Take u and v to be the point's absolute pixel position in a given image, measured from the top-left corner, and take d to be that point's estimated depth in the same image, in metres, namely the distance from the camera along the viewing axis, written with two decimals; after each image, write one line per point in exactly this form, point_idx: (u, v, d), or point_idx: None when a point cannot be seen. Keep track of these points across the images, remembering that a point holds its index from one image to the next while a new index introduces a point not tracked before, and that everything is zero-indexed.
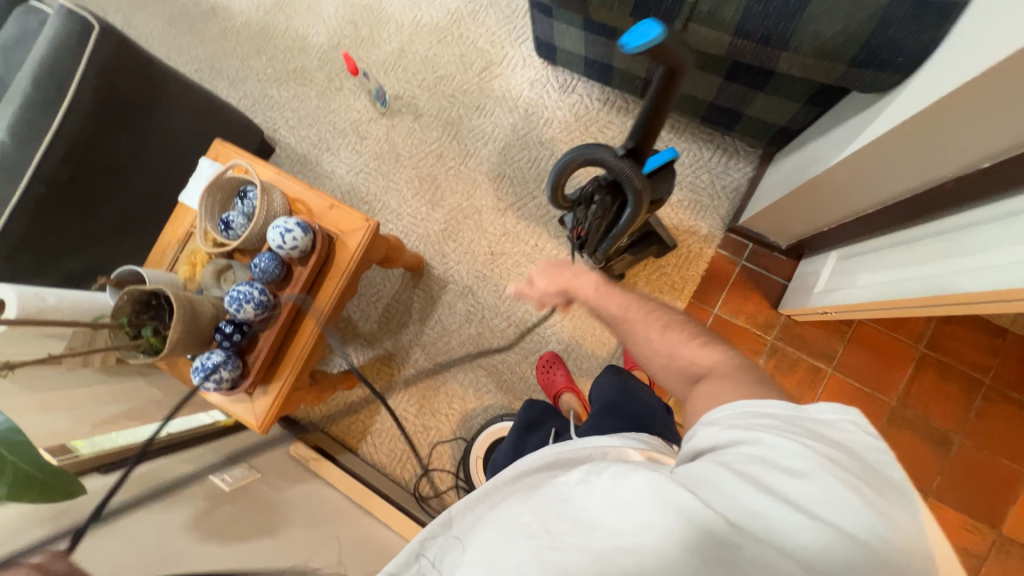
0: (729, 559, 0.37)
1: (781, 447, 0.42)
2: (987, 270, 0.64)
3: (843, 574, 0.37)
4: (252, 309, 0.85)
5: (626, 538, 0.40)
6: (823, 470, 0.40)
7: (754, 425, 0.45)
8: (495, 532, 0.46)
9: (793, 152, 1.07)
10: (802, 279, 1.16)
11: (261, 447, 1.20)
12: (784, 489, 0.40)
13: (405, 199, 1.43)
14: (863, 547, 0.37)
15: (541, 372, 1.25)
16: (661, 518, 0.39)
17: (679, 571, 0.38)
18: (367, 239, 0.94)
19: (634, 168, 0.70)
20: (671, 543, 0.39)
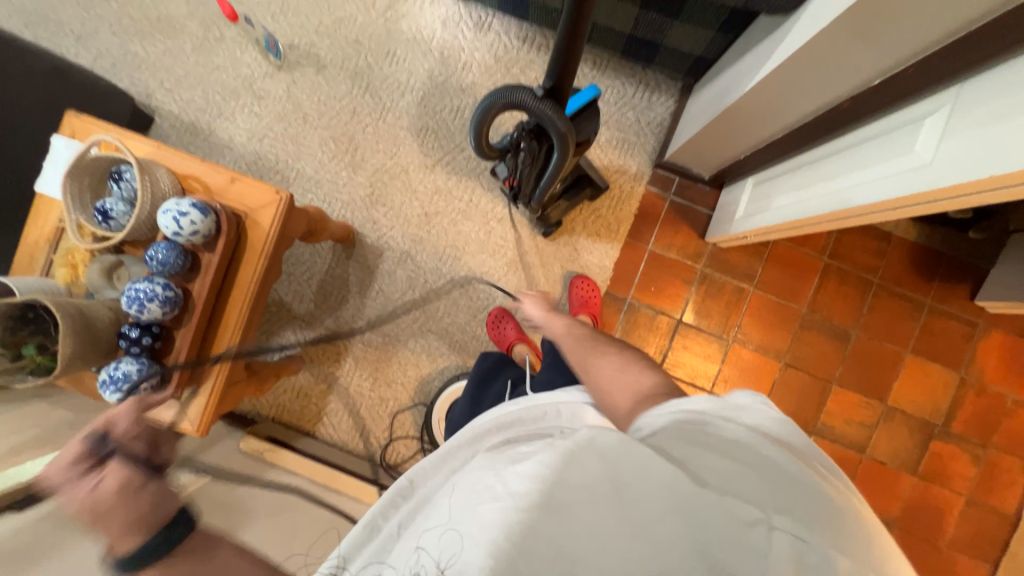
0: (680, 497, 0.41)
1: (716, 422, 0.49)
2: (871, 182, 0.70)
3: (784, 506, 0.42)
4: (158, 307, 0.76)
5: (591, 487, 0.42)
6: (750, 436, 0.47)
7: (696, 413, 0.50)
8: (465, 497, 0.46)
9: (709, 82, 1.08)
10: (724, 208, 1.22)
11: (206, 448, 1.13)
12: (721, 453, 0.46)
13: (321, 164, 1.30)
14: (799, 494, 0.43)
15: (492, 328, 1.26)
16: (624, 470, 0.43)
17: (640, 514, 0.41)
18: (281, 214, 0.85)
19: (555, 109, 0.65)
20: (633, 491, 0.42)
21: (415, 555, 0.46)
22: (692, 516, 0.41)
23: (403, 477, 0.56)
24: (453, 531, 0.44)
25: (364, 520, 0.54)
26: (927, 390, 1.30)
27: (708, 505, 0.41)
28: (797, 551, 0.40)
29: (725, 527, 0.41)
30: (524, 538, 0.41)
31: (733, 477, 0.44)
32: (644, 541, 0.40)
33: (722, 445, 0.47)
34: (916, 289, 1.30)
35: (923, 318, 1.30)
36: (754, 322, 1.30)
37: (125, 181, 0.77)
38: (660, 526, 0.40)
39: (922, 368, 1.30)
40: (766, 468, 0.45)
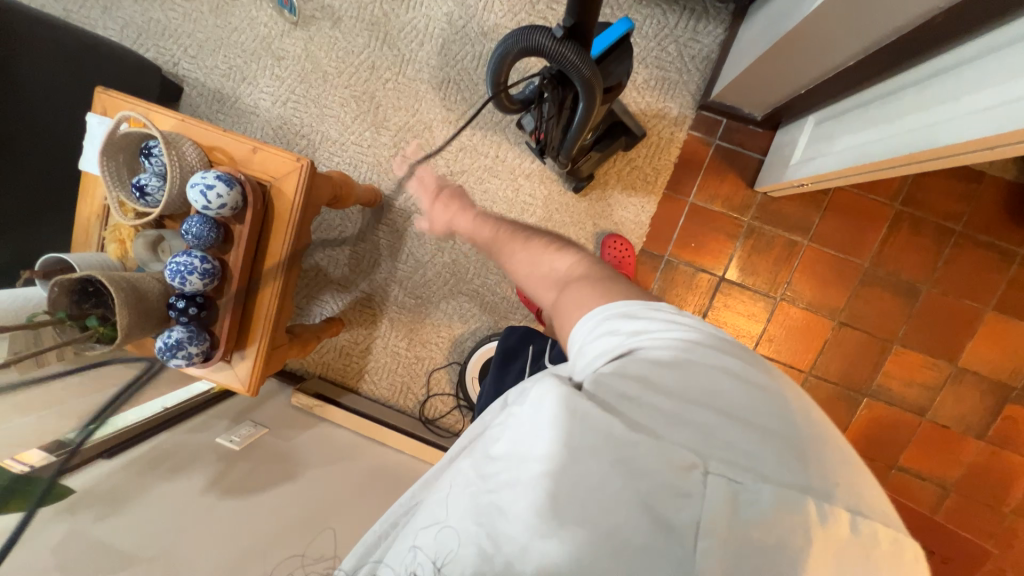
0: (613, 446, 0.38)
1: (644, 346, 0.43)
2: (963, 117, 0.59)
3: (726, 442, 0.38)
4: (198, 279, 0.79)
5: (545, 457, 0.39)
6: (686, 355, 0.42)
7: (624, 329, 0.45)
8: (450, 487, 0.45)
9: (767, 3, 0.93)
10: (778, 152, 1.09)
11: (261, 404, 1.23)
12: (661, 380, 0.41)
13: (345, 126, 1.28)
14: (742, 420, 0.39)
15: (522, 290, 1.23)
16: (570, 430, 0.39)
17: (582, 475, 0.38)
18: (303, 182, 0.85)
19: (578, 52, 0.56)
20: (574, 450, 0.38)
21: (411, 553, 0.43)
22: (629, 464, 0.37)
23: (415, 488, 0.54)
24: (447, 522, 0.42)
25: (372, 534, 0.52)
26: (1008, 350, 1.16)
27: (643, 452, 0.37)
28: (737, 491, 0.36)
29: (659, 474, 0.37)
30: (496, 522, 0.39)
31: (666, 411, 0.39)
32: (591, 508, 0.37)
33: (652, 372, 0.41)
34: (1007, 238, 1.13)
35: (1013, 270, 1.14)
36: (807, 278, 1.20)
37: (154, 156, 0.79)
38: (602, 487, 0.37)
39: (1005, 326, 1.16)
40: (705, 396, 0.40)
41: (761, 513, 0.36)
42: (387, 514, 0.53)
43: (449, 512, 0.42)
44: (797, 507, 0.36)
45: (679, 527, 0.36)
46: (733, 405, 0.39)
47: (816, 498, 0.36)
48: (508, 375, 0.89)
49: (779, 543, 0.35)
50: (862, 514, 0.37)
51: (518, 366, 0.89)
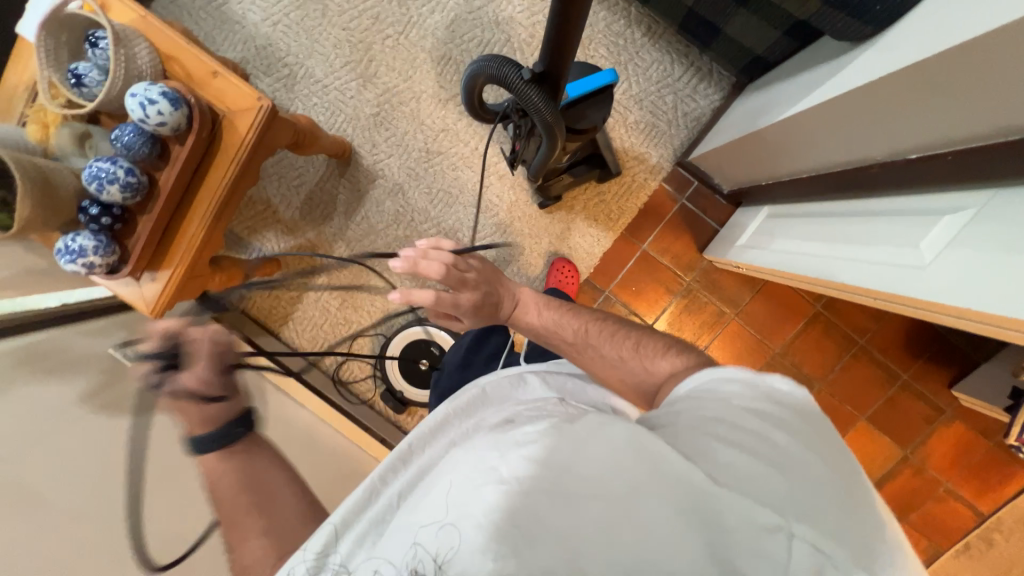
0: (693, 494, 0.40)
1: (739, 412, 0.47)
2: (865, 264, 0.66)
3: (804, 505, 0.39)
4: (117, 190, 0.75)
5: (592, 478, 0.43)
6: (775, 430, 0.45)
7: (732, 392, 0.50)
8: (458, 475, 0.48)
9: (759, 89, 0.97)
10: (730, 230, 1.15)
11: (170, 324, 1.19)
12: (749, 445, 0.43)
13: (332, 69, 1.22)
14: (822, 493, 0.40)
15: None
16: (632, 465, 0.42)
17: (642, 509, 0.40)
18: (259, 123, 0.81)
19: (543, 97, 0.57)
20: (636, 486, 0.41)
21: (415, 545, 0.45)
22: (709, 515, 0.39)
23: (399, 448, 0.62)
24: (447, 520, 0.44)
25: (364, 488, 0.58)
26: (868, 457, 1.29)
27: (726, 507, 0.39)
28: (818, 563, 0.36)
29: (748, 535, 0.37)
30: (529, 525, 0.41)
31: (753, 471, 0.41)
32: (647, 532, 0.39)
33: (744, 438, 0.44)
34: (897, 362, 1.26)
35: (892, 391, 1.27)
36: (724, 348, 1.27)
37: (99, 47, 0.73)
38: (668, 522, 0.39)
39: (871, 436, 1.29)
40: (786, 462, 0.42)
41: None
42: (378, 471, 0.60)
43: (450, 510, 0.45)
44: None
45: None
46: (827, 489, 0.41)
47: None
48: (477, 354, 0.94)
49: None
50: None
51: (492, 348, 0.94)
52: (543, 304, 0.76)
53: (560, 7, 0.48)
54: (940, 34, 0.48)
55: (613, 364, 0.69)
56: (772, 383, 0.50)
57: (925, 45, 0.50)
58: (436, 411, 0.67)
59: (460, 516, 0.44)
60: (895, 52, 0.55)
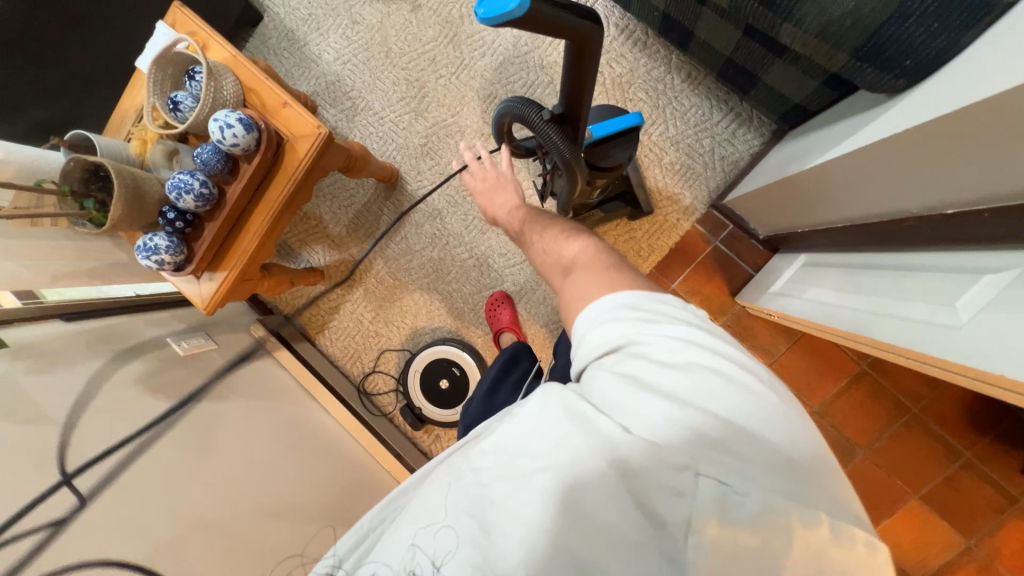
0: (602, 445, 0.40)
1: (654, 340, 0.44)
2: (903, 321, 0.63)
3: (718, 442, 0.39)
4: (191, 199, 0.86)
5: (528, 450, 0.42)
6: (687, 360, 0.42)
7: (627, 316, 0.46)
8: (430, 481, 0.48)
9: (799, 137, 0.96)
10: (765, 275, 1.12)
11: (223, 322, 1.31)
12: (654, 380, 0.41)
13: (389, 103, 1.34)
14: (736, 423, 0.40)
15: (489, 309, 1.30)
16: (557, 427, 0.42)
17: (563, 469, 0.40)
18: (315, 147, 0.91)
19: (562, 136, 0.60)
20: (559, 444, 0.41)
21: (409, 552, 0.44)
22: (625, 462, 0.40)
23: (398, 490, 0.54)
24: (444, 523, 0.43)
25: (363, 523, 0.53)
26: (924, 544, 1.14)
27: (639, 457, 0.39)
28: (723, 491, 0.38)
29: (660, 478, 0.39)
30: (488, 511, 0.42)
31: (665, 416, 0.40)
32: (576, 491, 0.40)
33: (651, 375, 0.42)
34: (958, 437, 1.13)
35: (952, 469, 1.13)
36: None
37: (195, 80, 0.86)
38: (590, 476, 0.40)
39: (927, 518, 1.14)
40: (703, 396, 0.41)
41: (748, 519, 0.37)
42: (374, 510, 0.53)
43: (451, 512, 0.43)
44: (784, 514, 0.38)
45: (670, 525, 0.39)
46: (738, 414, 0.40)
47: (812, 510, 0.39)
48: (505, 384, 0.95)
49: (767, 545, 0.38)
50: (843, 523, 0.39)
51: (518, 377, 0.95)
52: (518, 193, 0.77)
53: (578, 57, 0.52)
54: (974, 89, 0.47)
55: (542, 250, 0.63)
56: (667, 305, 0.47)
57: (960, 99, 0.48)
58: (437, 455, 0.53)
59: (428, 518, 0.44)
60: (929, 106, 0.53)
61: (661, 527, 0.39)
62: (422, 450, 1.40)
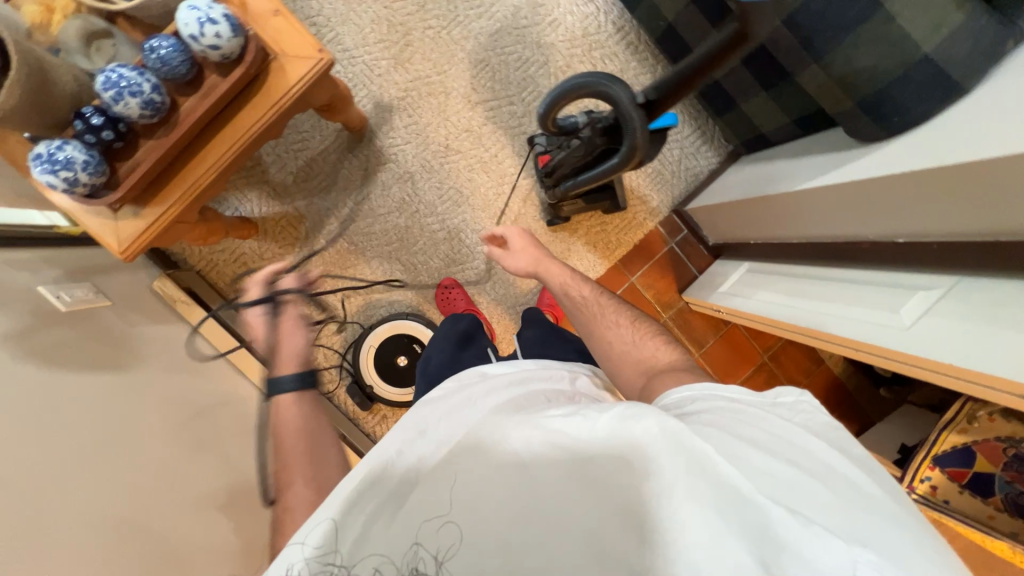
0: (729, 490, 0.44)
1: (756, 415, 0.54)
2: (856, 321, 0.79)
3: (839, 509, 0.44)
4: (137, 105, 0.65)
5: (619, 468, 0.47)
6: (819, 446, 0.50)
7: (780, 407, 0.56)
8: (482, 459, 0.51)
9: (760, 162, 1.13)
10: (710, 277, 1.28)
11: (114, 272, 1.02)
12: (785, 452, 0.49)
13: (364, 42, 1.18)
14: (853, 498, 0.45)
15: (443, 299, 1.25)
16: (667, 460, 0.45)
17: (686, 516, 0.42)
18: (312, 75, 0.76)
19: (642, 121, 0.61)
20: (673, 485, 0.44)
21: (410, 548, 0.47)
22: (753, 514, 0.43)
23: (419, 422, 0.60)
24: (448, 517, 0.48)
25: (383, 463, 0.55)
26: None
27: (758, 503, 0.43)
28: (864, 561, 0.39)
29: (785, 529, 0.42)
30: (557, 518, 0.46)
31: (792, 473, 0.46)
32: (686, 534, 0.42)
33: (782, 447, 0.49)
34: None
35: None
36: None
37: None
38: (702, 526, 0.42)
39: None
40: (824, 472, 0.47)
41: None
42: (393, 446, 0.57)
43: (454, 506, 0.48)
44: None
45: None
46: (855, 493, 0.46)
47: None
48: (462, 356, 0.91)
49: None
50: None
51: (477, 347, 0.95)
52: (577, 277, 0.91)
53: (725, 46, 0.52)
54: (949, 150, 0.62)
55: (626, 342, 0.78)
56: (808, 413, 0.56)
57: (936, 157, 0.63)
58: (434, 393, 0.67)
59: (479, 505, 0.48)
60: (906, 156, 0.68)
61: (769, 545, 0.41)
62: (364, 433, 1.29)
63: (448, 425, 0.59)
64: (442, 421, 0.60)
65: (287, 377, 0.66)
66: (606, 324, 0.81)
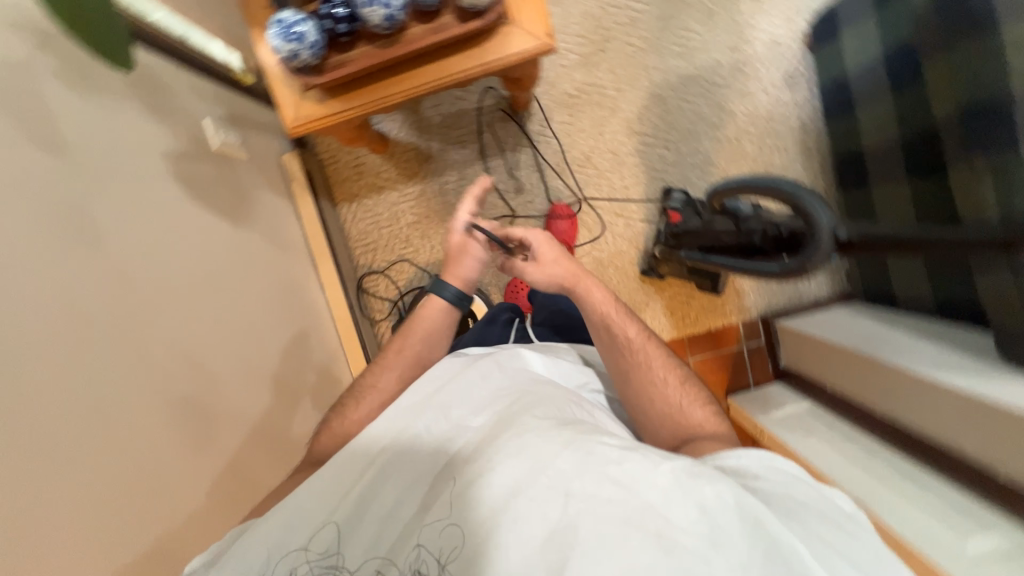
0: None
1: (804, 502, 0.51)
2: (913, 526, 0.77)
3: None
4: (380, 15, 0.68)
5: (678, 524, 0.46)
6: (875, 547, 0.47)
7: (826, 493, 0.52)
8: (517, 454, 0.52)
9: (872, 318, 1.09)
10: (764, 395, 1.25)
11: (258, 130, 1.08)
12: (841, 552, 0.46)
13: (564, 30, 1.19)
14: None
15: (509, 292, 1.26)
16: (726, 528, 0.46)
17: None
18: (530, 53, 0.77)
19: (828, 252, 0.62)
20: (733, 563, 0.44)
21: (416, 548, 0.50)
22: None
23: (444, 408, 0.63)
24: (456, 521, 0.50)
25: (407, 446, 0.60)
26: None
27: None
28: None
29: None
30: (609, 556, 0.44)
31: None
32: None
33: (838, 546, 0.47)
34: None
35: None
36: None
37: None
38: None
39: None
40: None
41: None
42: (421, 428, 0.61)
43: (468, 516, 0.50)
44: None
45: None
46: None
47: None
48: (494, 323, 0.97)
49: None
50: None
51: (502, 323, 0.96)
52: (618, 303, 0.79)
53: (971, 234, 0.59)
54: None
55: (664, 402, 0.70)
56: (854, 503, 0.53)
57: None
58: (449, 368, 0.70)
59: (513, 514, 0.48)
60: None
61: None
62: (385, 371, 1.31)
63: (477, 409, 0.63)
64: (463, 406, 0.64)
65: (451, 291, 0.82)
66: (649, 377, 0.72)
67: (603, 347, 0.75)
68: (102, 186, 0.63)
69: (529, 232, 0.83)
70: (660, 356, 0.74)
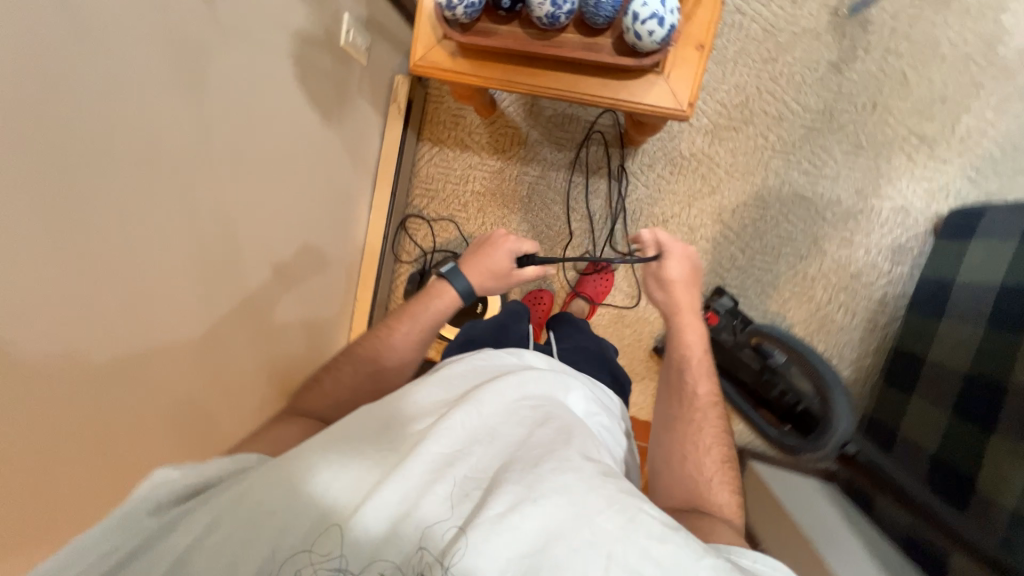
0: None
1: None
2: None
3: None
4: (543, 11, 0.67)
5: None
6: None
7: None
8: (555, 491, 0.47)
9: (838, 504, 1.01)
10: None
11: (386, 41, 1.10)
12: None
13: (711, 93, 1.14)
14: None
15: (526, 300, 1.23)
16: None
17: None
18: (660, 110, 0.75)
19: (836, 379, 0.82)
20: None
21: (420, 552, 0.44)
22: None
23: (475, 400, 0.56)
24: (479, 543, 0.44)
25: (420, 436, 0.52)
26: None
27: None
28: None
29: None
30: None
31: None
32: None
33: None
34: None
35: None
36: None
37: None
38: None
39: None
40: None
41: None
42: (445, 415, 0.54)
43: (495, 543, 0.44)
44: None
45: None
46: None
47: None
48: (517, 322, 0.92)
49: None
50: None
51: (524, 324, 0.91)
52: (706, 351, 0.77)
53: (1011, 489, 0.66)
54: None
55: (699, 467, 0.67)
56: None
57: None
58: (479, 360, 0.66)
59: (544, 562, 0.43)
60: None
61: None
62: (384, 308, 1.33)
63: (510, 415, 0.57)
64: (496, 404, 0.57)
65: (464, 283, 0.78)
66: (692, 436, 0.70)
67: (669, 386, 0.75)
68: (219, 34, 0.66)
69: (658, 254, 0.79)
70: (712, 423, 0.71)
